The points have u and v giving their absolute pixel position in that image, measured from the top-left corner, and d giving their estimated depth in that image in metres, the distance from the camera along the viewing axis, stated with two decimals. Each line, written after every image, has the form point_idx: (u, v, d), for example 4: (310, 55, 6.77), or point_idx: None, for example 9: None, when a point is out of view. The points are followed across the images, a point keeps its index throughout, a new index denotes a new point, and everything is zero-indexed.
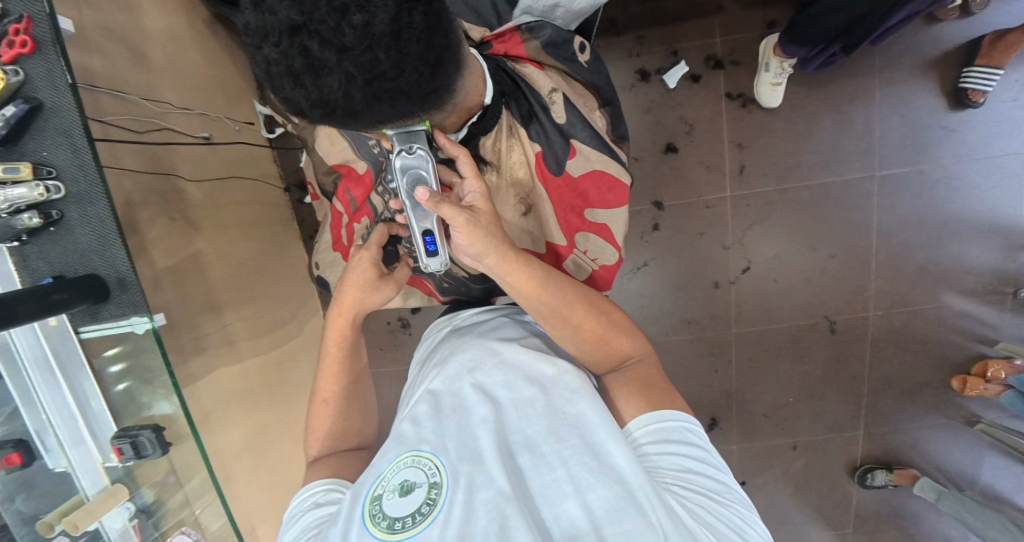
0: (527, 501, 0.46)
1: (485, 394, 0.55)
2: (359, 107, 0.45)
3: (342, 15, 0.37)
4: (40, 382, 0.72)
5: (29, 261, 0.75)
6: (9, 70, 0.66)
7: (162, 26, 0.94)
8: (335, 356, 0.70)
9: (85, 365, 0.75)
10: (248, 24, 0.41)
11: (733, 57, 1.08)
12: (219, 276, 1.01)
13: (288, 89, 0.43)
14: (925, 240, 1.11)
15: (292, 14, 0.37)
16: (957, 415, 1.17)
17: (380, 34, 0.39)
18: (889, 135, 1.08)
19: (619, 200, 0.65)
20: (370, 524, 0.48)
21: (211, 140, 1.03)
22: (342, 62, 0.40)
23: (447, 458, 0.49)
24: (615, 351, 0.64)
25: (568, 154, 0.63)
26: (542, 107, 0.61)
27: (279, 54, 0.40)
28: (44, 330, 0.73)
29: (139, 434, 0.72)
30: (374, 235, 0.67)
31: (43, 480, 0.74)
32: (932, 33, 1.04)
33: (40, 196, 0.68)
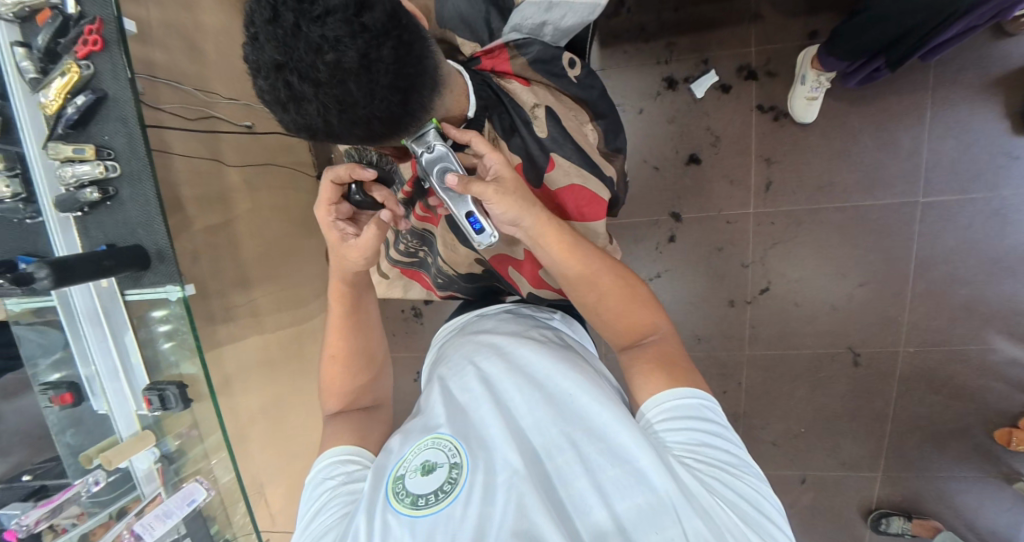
0: (541, 476, 0.45)
1: (499, 374, 0.53)
2: (338, 131, 0.48)
3: (318, 53, 0.41)
4: (90, 334, 0.83)
5: (89, 228, 0.85)
6: (82, 65, 0.75)
7: (216, 22, 1.03)
8: (337, 311, 0.70)
9: (127, 322, 0.86)
10: (248, 58, 0.45)
11: (768, 68, 1.03)
12: (251, 254, 1.11)
13: (278, 114, 0.47)
14: (973, 275, 1.01)
15: (275, 54, 0.41)
16: (995, 470, 1.07)
17: (351, 68, 0.42)
18: (938, 159, 0.99)
19: (597, 213, 0.66)
20: (394, 501, 0.46)
21: (253, 128, 1.12)
22: (317, 94, 0.43)
23: (465, 441, 0.47)
24: (643, 323, 0.62)
25: (547, 166, 0.64)
26: (524, 121, 0.64)
27: (269, 87, 0.44)
28: (96, 288, 0.84)
29: (165, 388, 0.82)
30: (321, 192, 0.61)
31: (87, 418, 0.85)
32: (1001, 49, 0.94)
33: (100, 174, 0.78)
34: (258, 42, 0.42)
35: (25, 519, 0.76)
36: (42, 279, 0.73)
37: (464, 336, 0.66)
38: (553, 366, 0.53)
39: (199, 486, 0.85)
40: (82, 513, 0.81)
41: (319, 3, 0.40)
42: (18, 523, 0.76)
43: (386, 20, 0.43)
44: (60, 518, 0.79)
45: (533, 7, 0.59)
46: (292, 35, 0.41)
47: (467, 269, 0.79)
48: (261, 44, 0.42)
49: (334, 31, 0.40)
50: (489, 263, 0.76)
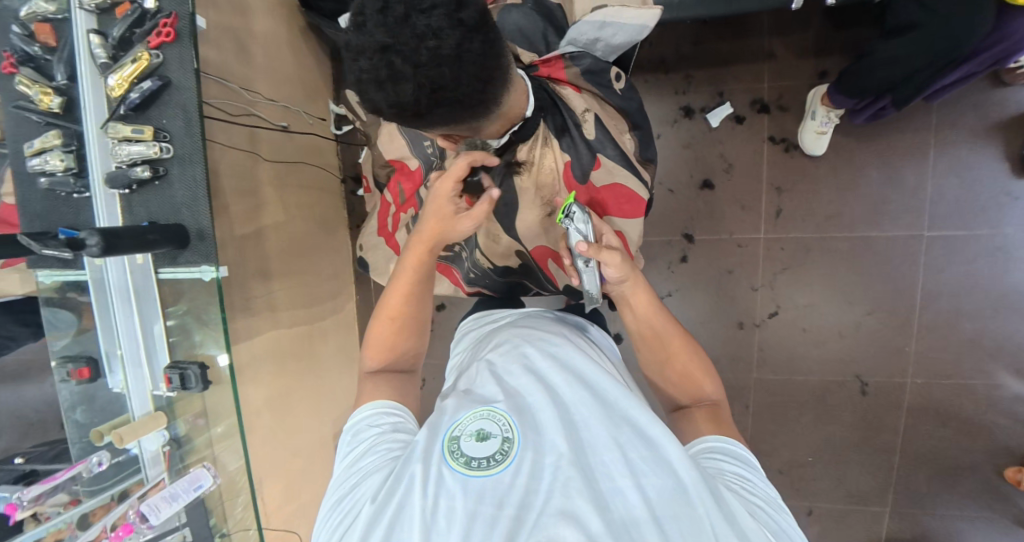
0: (585, 466, 0.44)
1: (552, 368, 0.54)
2: (423, 113, 0.49)
3: (421, 39, 0.43)
4: (119, 308, 0.87)
5: (133, 207, 0.89)
6: (153, 53, 0.82)
7: (266, 30, 1.10)
8: (409, 275, 0.70)
9: (156, 300, 0.89)
10: (349, 42, 0.46)
11: (780, 102, 1.09)
12: (275, 248, 1.14)
13: (371, 93, 0.47)
14: (978, 310, 1.04)
15: (383, 37, 0.43)
16: (1006, 511, 1.05)
17: (447, 55, 0.44)
18: (944, 196, 1.04)
19: (635, 211, 0.71)
20: (448, 458, 0.47)
21: (289, 129, 1.18)
22: (416, 76, 0.44)
23: (519, 418, 0.48)
24: (698, 391, 0.65)
25: (593, 165, 0.70)
26: (575, 123, 0.70)
27: (368, 69, 0.45)
28: (131, 265, 0.88)
29: (187, 368, 0.84)
30: (455, 166, 0.65)
31: (100, 396, 0.88)
32: (998, 96, 1.00)
33: (154, 153, 0.84)
34: (364, 27, 0.43)
35: (27, 493, 0.75)
36: (91, 246, 0.77)
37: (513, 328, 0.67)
38: (603, 371, 0.54)
39: (206, 472, 0.85)
40: (70, 501, 0.79)
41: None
42: (18, 497, 0.74)
43: (478, 17, 0.46)
44: (46, 505, 0.77)
45: (590, 25, 0.65)
46: (403, 24, 0.42)
47: (504, 261, 0.81)
48: (367, 29, 0.43)
49: (439, 23, 0.42)
50: (530, 255, 0.78)
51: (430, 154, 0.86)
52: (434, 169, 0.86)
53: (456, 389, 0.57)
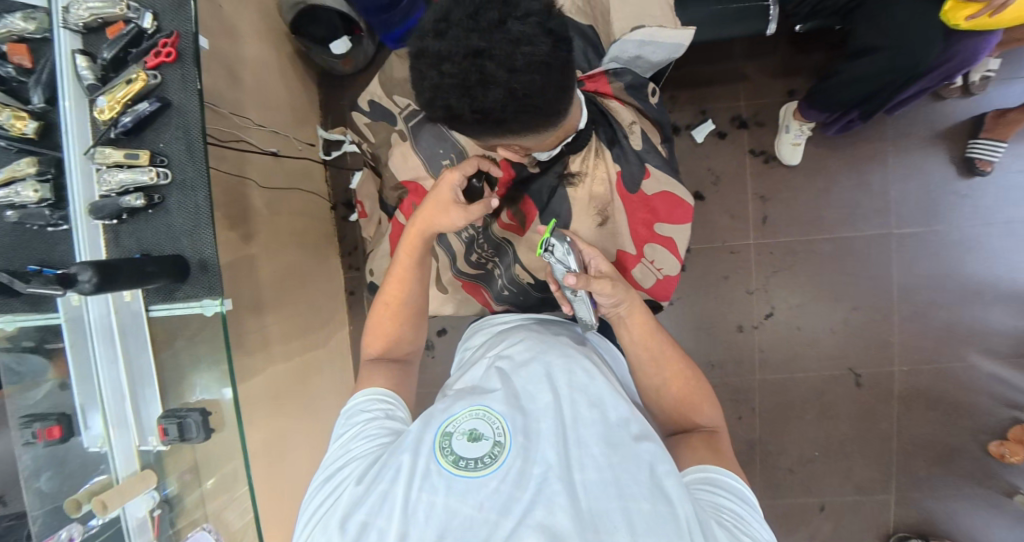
0: (575, 486, 0.50)
1: (552, 383, 0.60)
2: (506, 119, 0.49)
3: (516, 45, 0.44)
4: (102, 354, 0.79)
5: (120, 238, 0.83)
6: (150, 74, 0.79)
7: (256, 56, 1.07)
8: (405, 263, 0.77)
9: (148, 341, 0.81)
10: (431, 49, 0.46)
11: (757, 119, 1.18)
12: (266, 279, 1.07)
13: (453, 100, 0.47)
14: (946, 299, 1.13)
15: (477, 42, 0.43)
16: (996, 487, 1.12)
17: (539, 60, 0.45)
18: (909, 198, 1.14)
19: (683, 218, 0.72)
20: (439, 454, 0.55)
21: (278, 154, 1.14)
22: (509, 81, 0.45)
23: (511, 427, 0.55)
24: (698, 416, 0.68)
25: (643, 175, 0.71)
26: (624, 135, 0.71)
27: (453, 73, 0.45)
28: (117, 303, 0.80)
29: (187, 416, 0.76)
30: (465, 165, 0.68)
31: (72, 458, 0.78)
32: (940, 109, 1.12)
33: (151, 179, 0.79)
34: (451, 32, 0.44)
35: None
36: (83, 282, 0.72)
37: (509, 334, 0.74)
38: (594, 388, 0.59)
39: (206, 537, 0.78)
40: None
41: (520, 6, 0.44)
42: None
43: (560, 29, 0.48)
44: None
45: (631, 43, 0.69)
46: (495, 28, 0.43)
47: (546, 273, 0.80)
48: (455, 33, 0.44)
49: (531, 29, 0.44)
50: None
51: None
52: None
53: (460, 390, 0.64)
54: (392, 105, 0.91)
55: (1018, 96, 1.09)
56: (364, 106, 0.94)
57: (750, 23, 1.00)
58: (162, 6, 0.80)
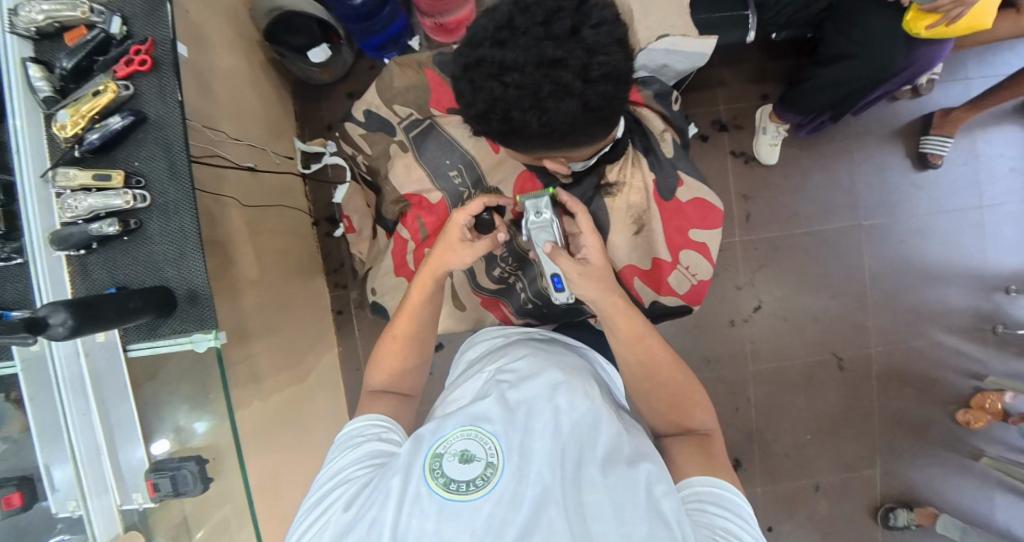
0: (575, 509, 0.49)
1: (546, 398, 0.58)
2: (572, 129, 0.49)
3: (593, 56, 0.44)
4: (71, 406, 0.69)
5: (88, 269, 0.74)
6: (121, 85, 0.70)
7: (227, 65, 0.98)
8: (414, 299, 0.75)
9: (127, 385, 0.74)
10: (500, 59, 0.44)
11: (736, 122, 1.23)
12: (251, 305, 0.98)
13: (521, 113, 0.46)
14: (910, 283, 1.22)
15: (555, 52, 0.43)
16: (964, 451, 1.23)
17: (612, 70, 0.45)
18: (874, 191, 1.22)
19: (713, 222, 0.78)
20: (429, 476, 0.52)
21: (255, 169, 1.05)
22: (585, 91, 0.45)
23: (504, 446, 0.53)
24: (690, 420, 0.69)
25: (678, 183, 0.77)
26: (655, 143, 0.78)
27: (522, 82, 0.44)
28: (88, 345, 0.71)
29: (182, 466, 0.70)
30: (470, 206, 0.71)
31: (39, 521, 0.71)
32: (894, 109, 1.21)
33: (126, 203, 0.71)
34: (520, 40, 0.43)
35: None
36: (56, 326, 0.62)
37: (499, 351, 0.73)
38: (587, 404, 0.58)
39: None
40: None
41: (593, 16, 0.44)
42: None
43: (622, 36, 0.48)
44: None
45: (656, 52, 0.73)
46: (570, 37, 0.43)
47: None
48: (525, 42, 0.43)
49: (603, 38, 0.44)
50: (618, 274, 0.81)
51: (457, 185, 0.86)
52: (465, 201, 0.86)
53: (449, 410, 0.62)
54: (392, 115, 0.87)
55: (958, 95, 1.20)
56: (359, 117, 0.89)
57: (733, 31, 1.02)
58: (133, 10, 0.73)
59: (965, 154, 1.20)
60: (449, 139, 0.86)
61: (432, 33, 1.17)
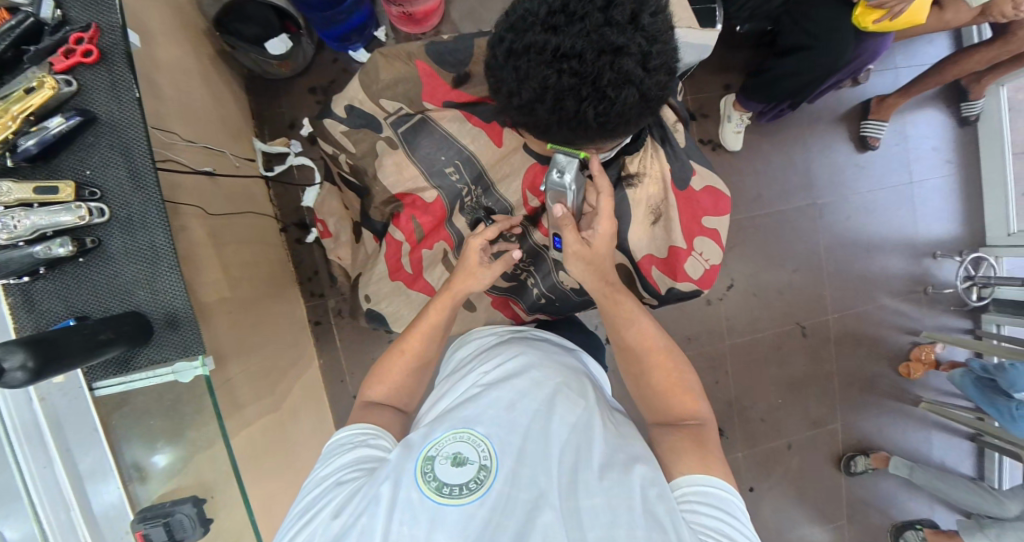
0: (570, 514, 0.47)
1: (538, 403, 0.57)
2: (625, 115, 0.57)
3: (647, 47, 0.53)
4: (29, 461, 0.57)
5: (34, 300, 0.62)
6: (61, 80, 0.59)
7: (172, 57, 0.86)
8: (433, 317, 0.69)
9: (98, 430, 0.64)
10: (564, 46, 0.51)
11: (701, 112, 1.29)
12: (228, 325, 0.89)
13: (586, 104, 0.54)
14: (855, 254, 1.35)
15: (618, 41, 0.51)
16: (907, 398, 1.39)
17: (662, 60, 0.55)
18: (824, 171, 1.33)
19: (723, 209, 0.86)
20: (420, 480, 0.49)
21: (214, 174, 0.94)
22: (641, 80, 0.54)
23: (496, 449, 0.51)
24: (683, 409, 0.67)
25: (691, 173, 0.84)
26: (669, 134, 0.83)
27: (580, 67, 0.51)
28: (41, 389, 0.60)
29: (176, 510, 0.62)
30: (487, 231, 0.72)
31: None
32: (837, 96, 1.31)
33: (81, 219, 0.60)
34: (577, 27, 0.51)
35: None
36: (14, 371, 0.52)
37: (482, 349, 0.71)
38: (578, 406, 0.58)
39: None
40: None
41: (646, 7, 0.53)
42: None
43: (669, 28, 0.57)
44: None
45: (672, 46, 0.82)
46: (626, 24, 0.51)
47: None
48: (583, 28, 0.50)
49: (658, 28, 0.53)
50: (636, 264, 0.86)
51: (456, 182, 0.84)
52: (465, 199, 0.85)
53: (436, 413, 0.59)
54: (377, 110, 0.82)
55: (889, 82, 1.32)
56: (339, 113, 0.83)
57: None
58: None
59: (898, 137, 1.34)
60: (445, 136, 0.83)
61: (399, 23, 1.11)
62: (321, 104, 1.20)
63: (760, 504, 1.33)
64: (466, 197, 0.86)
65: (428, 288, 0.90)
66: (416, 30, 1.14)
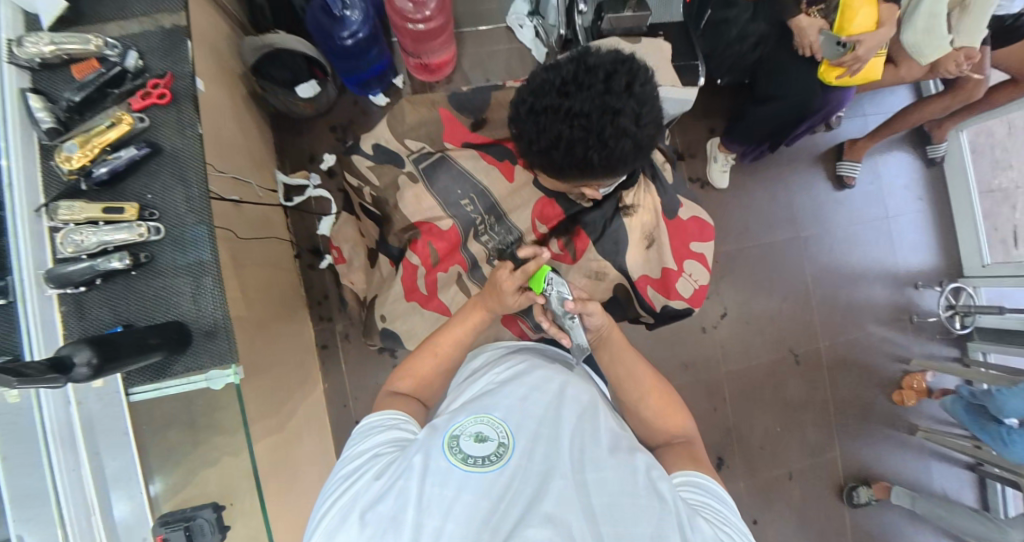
0: (579, 483, 0.52)
1: (549, 396, 0.63)
2: (624, 159, 0.68)
3: (641, 108, 0.64)
4: (60, 460, 0.62)
5: (86, 308, 0.67)
6: (137, 117, 0.69)
7: (214, 99, 0.97)
8: (463, 324, 0.75)
9: (128, 432, 0.67)
10: (575, 107, 0.63)
11: (689, 152, 1.41)
12: (249, 343, 0.94)
13: (591, 151, 0.65)
14: (841, 283, 1.42)
15: (618, 105, 0.62)
16: (903, 427, 1.42)
17: (653, 118, 0.66)
18: (806, 207, 1.43)
19: (706, 235, 0.94)
20: (447, 452, 0.55)
21: (239, 202, 1.02)
22: (637, 133, 0.65)
23: (514, 430, 0.57)
24: (672, 427, 0.72)
25: (678, 205, 0.93)
26: (659, 171, 0.92)
27: (588, 123, 0.63)
28: (78, 394, 0.65)
29: (197, 514, 0.64)
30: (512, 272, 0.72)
31: None
32: (813, 140, 1.43)
33: (140, 236, 0.67)
34: (585, 94, 0.62)
35: None
36: (80, 367, 0.58)
37: (495, 354, 0.77)
38: (585, 398, 0.64)
39: None
40: None
41: (640, 77, 0.64)
42: None
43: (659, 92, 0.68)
44: None
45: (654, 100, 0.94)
46: (623, 92, 0.63)
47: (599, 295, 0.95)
48: (590, 95, 0.62)
49: (649, 93, 0.65)
50: (633, 285, 0.93)
51: (471, 212, 0.93)
52: (479, 227, 0.94)
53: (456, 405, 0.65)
54: (402, 148, 0.93)
55: (860, 127, 1.45)
56: (366, 150, 0.93)
57: None
58: (148, 45, 0.72)
59: (872, 174, 1.45)
60: (462, 170, 0.92)
61: (415, 72, 1.26)
62: (340, 142, 1.31)
63: (764, 536, 1.33)
64: (478, 226, 0.94)
65: (442, 308, 0.96)
66: (430, 78, 1.29)
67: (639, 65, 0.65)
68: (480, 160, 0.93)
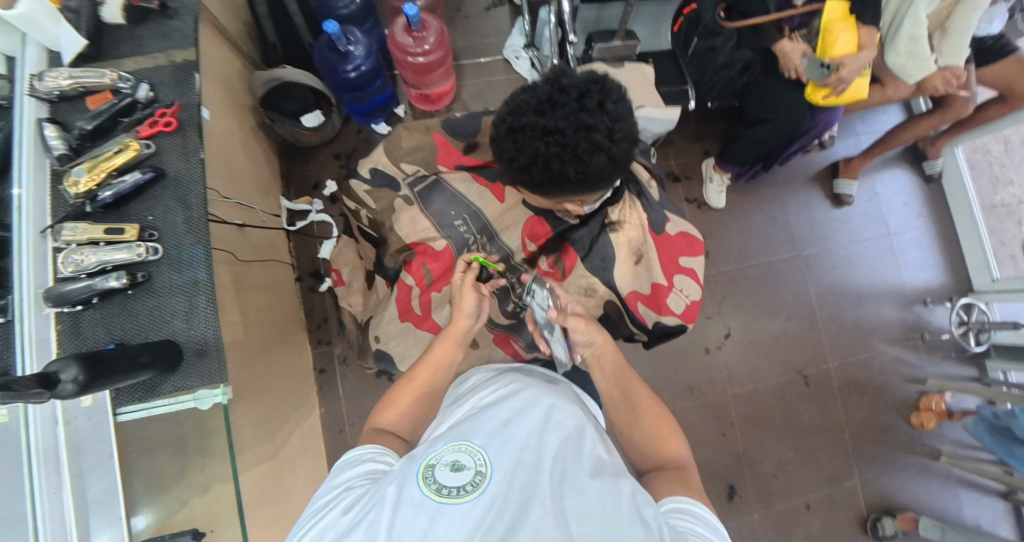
0: (558, 512, 0.50)
1: (531, 420, 0.61)
2: (601, 175, 0.70)
3: (614, 124, 0.66)
4: (41, 482, 0.60)
5: (81, 327, 0.68)
6: (143, 143, 0.72)
7: (223, 131, 1.01)
8: (446, 346, 0.74)
9: (113, 455, 0.65)
10: (550, 124, 0.65)
11: (685, 174, 1.43)
12: (245, 366, 0.94)
13: (566, 165, 0.66)
14: (848, 302, 1.39)
15: (590, 121, 0.64)
16: (926, 452, 1.35)
17: (627, 133, 0.68)
18: (804, 226, 1.42)
19: (696, 251, 0.94)
20: (422, 483, 0.53)
21: (243, 226, 1.05)
22: (610, 148, 0.66)
23: (492, 457, 0.55)
24: (666, 450, 0.68)
25: (666, 220, 0.93)
26: (645, 188, 0.94)
27: (563, 139, 0.65)
28: (66, 413, 0.63)
29: None
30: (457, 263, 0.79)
31: None
32: (807, 159, 1.45)
33: (138, 256, 0.69)
34: (559, 112, 0.65)
35: None
36: (66, 383, 0.58)
37: (483, 379, 0.76)
38: (568, 423, 0.62)
39: None
40: None
41: (613, 95, 0.67)
42: None
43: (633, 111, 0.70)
44: None
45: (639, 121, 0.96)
46: (595, 109, 0.65)
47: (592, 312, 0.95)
48: (564, 112, 0.65)
49: (622, 110, 0.67)
50: (623, 301, 0.93)
51: (463, 233, 0.94)
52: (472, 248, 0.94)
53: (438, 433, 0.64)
54: (398, 172, 0.95)
55: (854, 146, 1.46)
56: (364, 173, 0.96)
57: None
58: (160, 78, 0.77)
59: (869, 193, 1.45)
60: (456, 192, 0.94)
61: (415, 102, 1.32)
62: (343, 168, 1.35)
63: None
64: (472, 246, 0.95)
65: (437, 328, 0.95)
66: (431, 107, 1.33)
67: (613, 84, 0.68)
68: (473, 182, 0.94)
